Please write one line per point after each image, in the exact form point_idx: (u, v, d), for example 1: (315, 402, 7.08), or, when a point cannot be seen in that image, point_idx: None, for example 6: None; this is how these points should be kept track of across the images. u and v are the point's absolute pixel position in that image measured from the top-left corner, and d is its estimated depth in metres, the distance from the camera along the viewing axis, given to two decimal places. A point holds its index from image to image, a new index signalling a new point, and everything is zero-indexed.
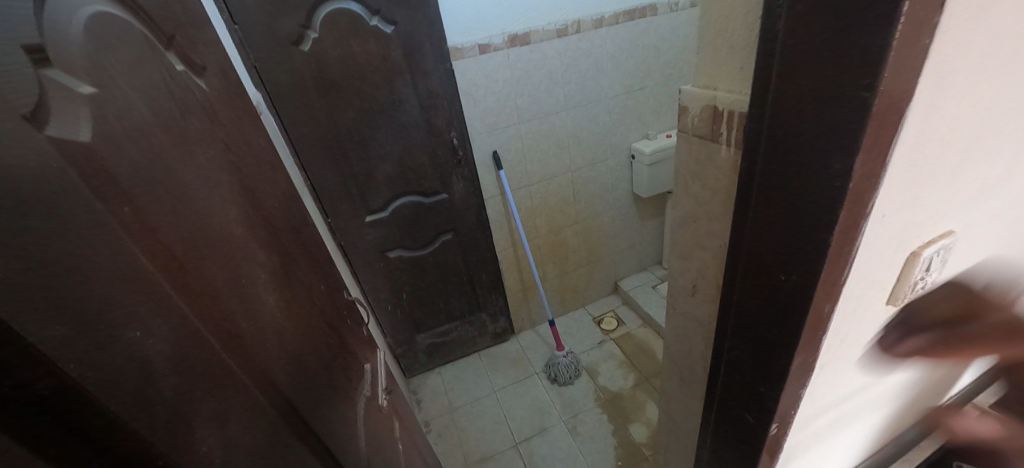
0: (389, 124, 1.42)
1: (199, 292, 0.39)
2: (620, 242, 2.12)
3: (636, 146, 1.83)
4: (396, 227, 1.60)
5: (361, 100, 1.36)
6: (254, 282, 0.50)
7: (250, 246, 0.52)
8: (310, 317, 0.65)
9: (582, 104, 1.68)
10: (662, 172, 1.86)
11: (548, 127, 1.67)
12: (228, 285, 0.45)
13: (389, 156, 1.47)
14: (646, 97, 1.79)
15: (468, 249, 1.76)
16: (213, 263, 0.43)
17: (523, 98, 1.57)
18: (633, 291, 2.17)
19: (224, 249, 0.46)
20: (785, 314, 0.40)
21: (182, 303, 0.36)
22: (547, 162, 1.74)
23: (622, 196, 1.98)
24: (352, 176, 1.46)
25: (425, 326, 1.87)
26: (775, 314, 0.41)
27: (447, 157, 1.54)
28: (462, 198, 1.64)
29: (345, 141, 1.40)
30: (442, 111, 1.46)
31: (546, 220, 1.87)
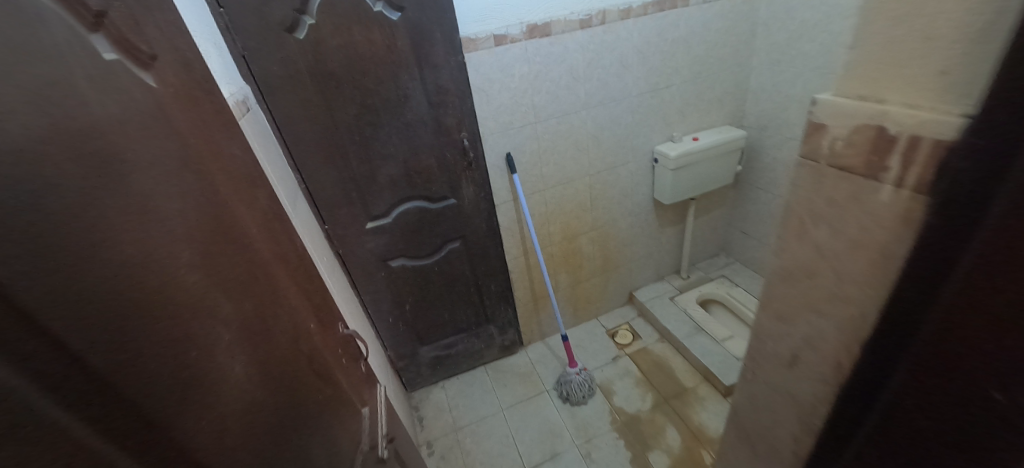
0: (393, 123, 1.28)
1: (98, 394, 0.27)
2: (638, 251, 1.98)
3: (660, 150, 1.68)
4: (400, 234, 1.47)
5: (362, 95, 1.22)
6: (213, 345, 0.38)
7: (209, 292, 0.39)
8: (294, 370, 0.52)
9: (604, 103, 1.53)
10: (687, 177, 1.71)
11: (566, 128, 1.52)
12: (174, 361, 0.33)
13: (393, 157, 1.33)
14: (673, 96, 1.64)
15: (477, 258, 1.63)
16: (144, 334, 0.31)
17: (540, 95, 1.42)
18: (649, 303, 2.03)
19: (161, 309, 0.33)
20: (953, 435, 0.28)
21: (70, 412, 0.25)
22: (564, 165, 1.59)
23: (642, 202, 1.84)
24: (352, 179, 1.33)
25: (428, 338, 1.74)
26: (945, 432, 0.28)
27: (457, 159, 1.40)
28: (471, 204, 1.50)
29: (344, 141, 1.27)
30: (452, 109, 1.32)
31: (560, 227, 1.73)
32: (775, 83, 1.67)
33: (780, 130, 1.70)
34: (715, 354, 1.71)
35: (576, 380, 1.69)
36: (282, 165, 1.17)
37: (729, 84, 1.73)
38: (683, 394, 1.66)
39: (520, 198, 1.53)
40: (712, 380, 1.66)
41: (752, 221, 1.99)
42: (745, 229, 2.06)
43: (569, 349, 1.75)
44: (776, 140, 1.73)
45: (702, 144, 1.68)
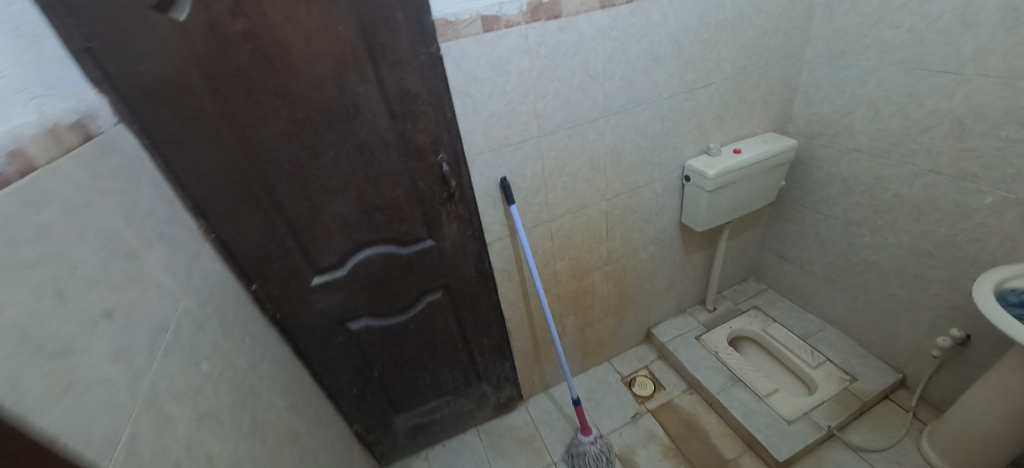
0: (339, 144, 0.89)
1: None
2: (659, 283, 1.65)
3: (694, 165, 1.33)
4: (359, 289, 1.10)
5: (289, 107, 0.83)
6: None
7: None
8: None
9: (627, 108, 1.16)
10: (726, 199, 1.37)
11: (579, 142, 1.15)
12: None
13: (342, 192, 0.95)
14: (711, 97, 1.29)
15: (464, 309, 1.27)
16: None
17: (546, 100, 1.05)
18: (673, 344, 1.70)
19: None
20: None
21: None
22: (576, 189, 1.24)
23: (667, 227, 1.50)
24: (284, 223, 0.95)
25: (405, 406, 1.39)
26: None
27: (435, 190, 1.03)
28: (454, 245, 1.14)
29: (268, 171, 0.88)
30: (425, 122, 0.94)
31: (569, 264, 1.39)
32: (836, 80, 1.32)
33: (841, 138, 1.36)
34: (760, 415, 1.40)
35: (591, 454, 1.35)
36: (168, 212, 0.79)
37: (777, 81, 1.38)
38: None
39: (519, 235, 1.16)
40: (757, 449, 1.36)
41: (792, 244, 1.68)
42: (782, 252, 1.74)
43: (581, 413, 1.41)
44: (834, 151, 1.40)
45: (748, 157, 1.33)
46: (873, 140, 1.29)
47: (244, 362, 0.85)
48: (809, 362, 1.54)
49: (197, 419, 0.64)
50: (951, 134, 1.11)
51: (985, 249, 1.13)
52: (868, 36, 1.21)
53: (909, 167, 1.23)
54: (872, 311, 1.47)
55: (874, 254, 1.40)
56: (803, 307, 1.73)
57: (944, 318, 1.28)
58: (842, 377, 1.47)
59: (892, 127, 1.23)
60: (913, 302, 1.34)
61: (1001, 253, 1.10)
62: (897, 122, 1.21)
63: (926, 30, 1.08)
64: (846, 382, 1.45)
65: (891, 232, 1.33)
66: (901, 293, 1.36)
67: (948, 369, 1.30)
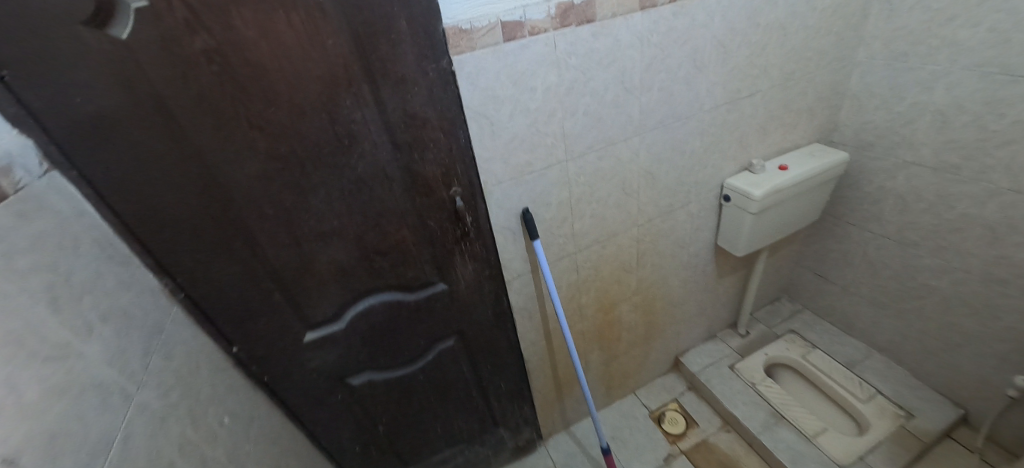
0: (331, 182, 0.73)
1: None
2: (689, 309, 1.50)
3: (736, 185, 1.17)
4: (360, 341, 0.95)
5: (268, 141, 0.67)
6: None
7: None
8: None
9: (665, 124, 1.01)
10: (770, 221, 1.22)
11: (610, 165, 1.00)
12: None
13: (337, 237, 0.79)
14: (755, 107, 1.13)
15: (480, 355, 1.12)
16: None
17: (575, 119, 0.89)
18: (704, 374, 1.56)
19: None
20: None
21: None
22: (604, 216, 1.08)
23: (701, 251, 1.35)
24: (268, 276, 0.79)
25: (414, 460, 1.24)
26: None
27: (446, 228, 0.87)
28: (469, 287, 0.98)
29: (245, 217, 0.72)
30: (435, 152, 0.78)
31: (595, 297, 1.24)
32: (894, 85, 1.17)
33: (899, 151, 1.21)
34: (809, 460, 1.25)
35: None
36: (119, 277, 0.63)
37: (825, 87, 1.23)
38: None
39: (543, 273, 1.01)
40: None
41: (833, 263, 1.53)
42: (821, 270, 1.60)
43: (609, 460, 1.27)
44: (889, 165, 1.25)
45: (796, 175, 1.18)
46: (938, 153, 1.13)
47: (220, 453, 0.70)
48: (857, 395, 1.39)
49: None
50: None
51: None
52: (936, 35, 1.05)
53: (983, 184, 1.07)
54: (928, 340, 1.33)
55: (934, 278, 1.25)
56: (845, 330, 1.59)
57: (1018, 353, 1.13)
58: (896, 413, 1.32)
59: (962, 138, 1.07)
60: (980, 334, 1.19)
61: None
62: (970, 133, 1.06)
63: (1012, 28, 0.93)
64: (902, 419, 1.30)
65: (955, 255, 1.18)
66: (965, 322, 1.22)
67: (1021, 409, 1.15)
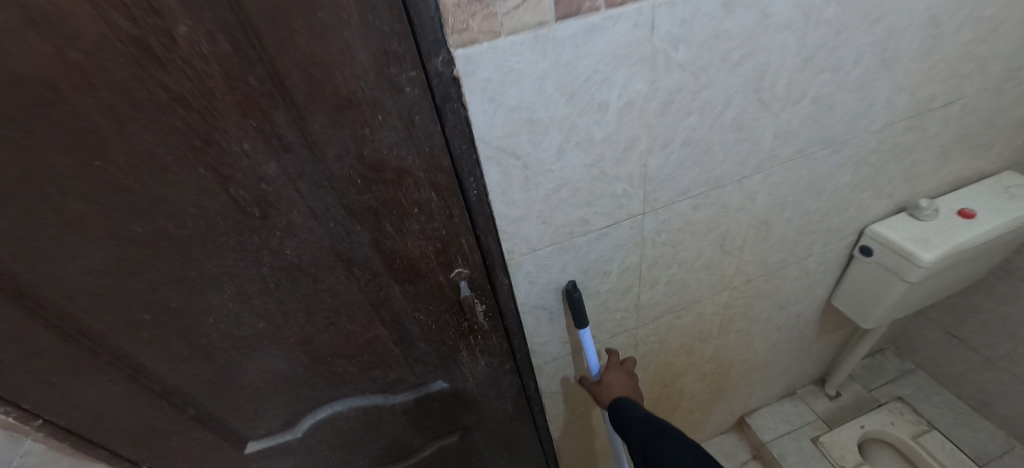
0: (243, 273, 0.43)
1: None
2: (770, 371, 1.16)
3: (891, 238, 0.76)
4: (326, 447, 0.69)
5: (108, 218, 0.36)
6: None
7: None
8: None
9: (807, 154, 0.61)
10: (928, 288, 0.82)
11: (709, 216, 0.63)
12: None
13: (268, 343, 0.51)
14: (945, 122, 0.70)
15: (492, 447, 0.84)
16: None
17: (668, 152, 0.52)
18: (778, 447, 1.23)
19: None
20: None
21: None
22: (685, 282, 0.72)
23: (807, 311, 0.97)
24: (171, 391, 0.53)
25: None
26: None
27: (444, 321, 0.56)
28: (480, 384, 0.68)
29: (108, 327, 0.44)
30: (422, 220, 0.45)
31: (653, 372, 0.91)
32: None
33: None
34: None
35: None
36: None
37: None
38: None
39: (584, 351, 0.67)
40: None
41: (980, 326, 1.11)
42: (955, 330, 1.17)
43: None
44: None
45: (992, 226, 0.75)
46: None
47: None
48: None
49: None
50: None
51: None
52: None
53: None
54: None
55: None
56: (981, 410, 1.19)
57: None
58: None
59: None
60: None
61: None
62: None
63: None
64: None
65: None
66: None
67: None
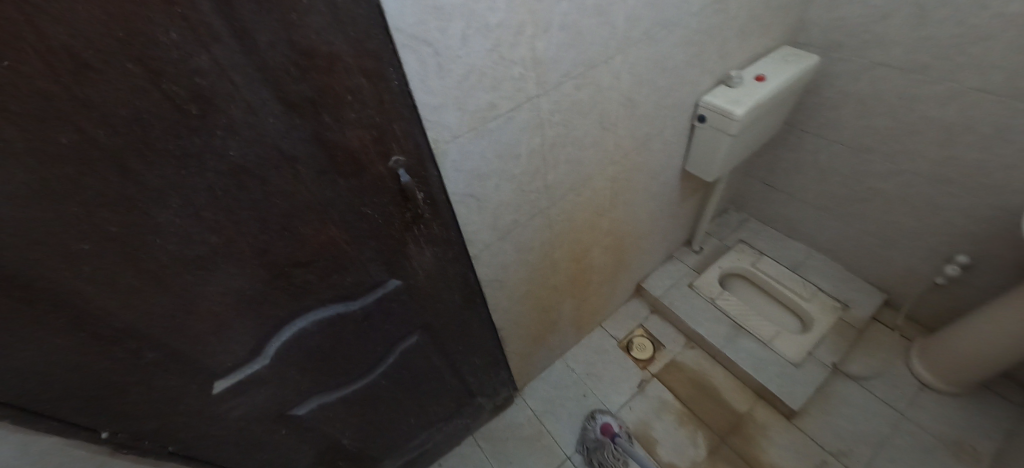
0: (187, 183, 0.44)
1: None
2: (654, 238, 1.44)
3: (715, 103, 1.02)
4: (297, 371, 0.71)
5: (21, 129, 0.33)
6: None
7: None
8: None
9: (651, 35, 0.79)
10: (746, 140, 1.11)
11: (588, 95, 0.78)
12: None
13: (223, 259, 0.52)
14: (740, 7, 0.94)
15: (450, 340, 0.95)
16: None
17: (549, 35, 0.64)
18: (668, 297, 1.54)
19: None
20: None
21: None
22: (580, 160, 0.88)
23: (671, 179, 1.24)
24: (123, 337, 0.50)
25: (389, 454, 1.10)
26: None
27: (390, 214, 0.63)
28: (430, 277, 0.77)
29: (38, 266, 0.40)
30: (356, 109, 0.51)
31: (569, 249, 1.08)
32: None
33: (865, 51, 1.12)
34: (770, 364, 1.33)
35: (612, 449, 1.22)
36: None
37: None
38: (740, 424, 1.28)
39: None
40: (770, 399, 1.30)
41: (783, 172, 1.51)
42: (768, 180, 1.59)
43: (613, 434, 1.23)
44: (854, 67, 1.16)
45: (776, 84, 1.05)
46: (909, 53, 1.05)
47: None
48: (802, 295, 1.47)
49: None
50: (1015, 44, 0.90)
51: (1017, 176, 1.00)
52: None
53: (948, 84, 1.02)
54: (867, 238, 1.38)
55: (881, 182, 1.26)
56: (789, 234, 1.63)
57: (947, 244, 1.20)
58: (835, 306, 1.43)
59: (937, 34, 0.99)
60: (916, 230, 1.25)
61: None
62: (947, 29, 0.97)
63: None
64: (840, 310, 1.41)
65: (909, 158, 1.17)
66: (903, 221, 1.27)
67: (941, 291, 1.28)
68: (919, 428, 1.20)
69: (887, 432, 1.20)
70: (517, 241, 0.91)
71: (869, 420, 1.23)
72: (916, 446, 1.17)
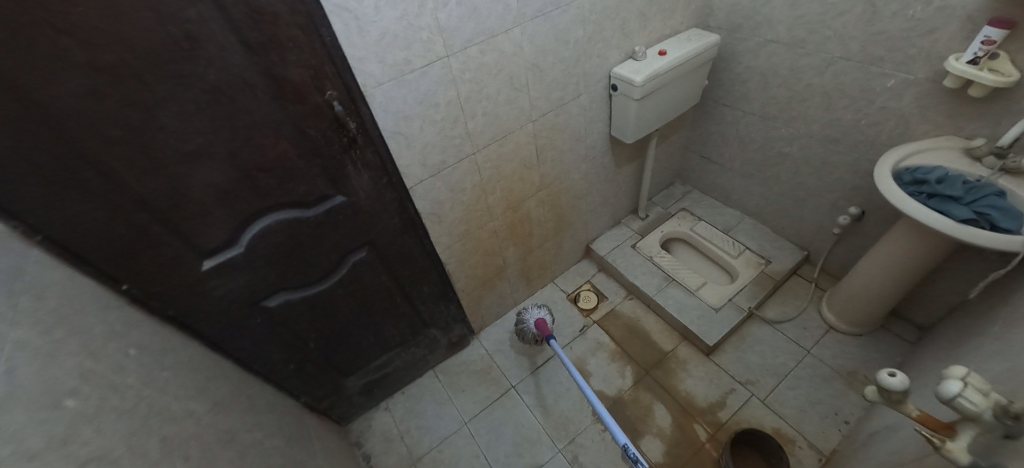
0: (181, 95, 0.68)
1: None
2: (594, 200, 1.63)
3: (620, 73, 1.23)
4: (265, 264, 0.94)
5: (82, 48, 0.57)
6: None
7: None
8: None
9: (544, 13, 1.01)
10: (654, 106, 1.31)
11: (494, 59, 1.00)
12: None
13: (206, 156, 0.75)
14: None
15: (396, 263, 1.17)
16: None
17: (447, 8, 0.86)
18: (611, 256, 1.73)
19: None
20: None
21: None
22: (496, 114, 1.10)
23: (598, 143, 1.44)
24: (137, 208, 0.73)
25: (353, 368, 1.31)
26: None
27: (329, 137, 0.86)
28: (369, 197, 0.99)
29: (84, 142, 0.64)
30: (297, 52, 0.74)
31: (503, 197, 1.30)
32: None
33: (759, 30, 1.31)
34: (693, 308, 1.50)
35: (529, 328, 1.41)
36: None
37: None
38: (664, 360, 1.45)
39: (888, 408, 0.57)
40: (692, 339, 1.47)
41: (714, 143, 1.70)
42: (704, 153, 1.77)
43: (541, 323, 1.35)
44: (753, 45, 1.35)
45: (674, 57, 1.25)
46: (791, 29, 1.23)
47: (133, 381, 0.69)
48: (730, 252, 1.64)
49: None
50: (862, 17, 1.06)
51: (882, 131, 1.16)
52: None
53: (822, 55, 1.19)
54: (783, 200, 1.56)
55: (786, 146, 1.43)
56: (725, 202, 1.81)
57: (843, 199, 1.36)
58: (758, 262, 1.59)
59: (808, 12, 1.17)
60: (817, 187, 1.41)
61: (897, 133, 1.13)
62: (813, 7, 1.15)
63: None
64: (762, 265, 1.58)
65: (803, 122, 1.34)
66: (807, 181, 1.44)
67: (844, 243, 1.43)
68: (820, 361, 1.34)
69: (791, 364, 1.35)
70: (448, 181, 1.13)
71: (777, 355, 1.38)
72: (814, 375, 1.31)
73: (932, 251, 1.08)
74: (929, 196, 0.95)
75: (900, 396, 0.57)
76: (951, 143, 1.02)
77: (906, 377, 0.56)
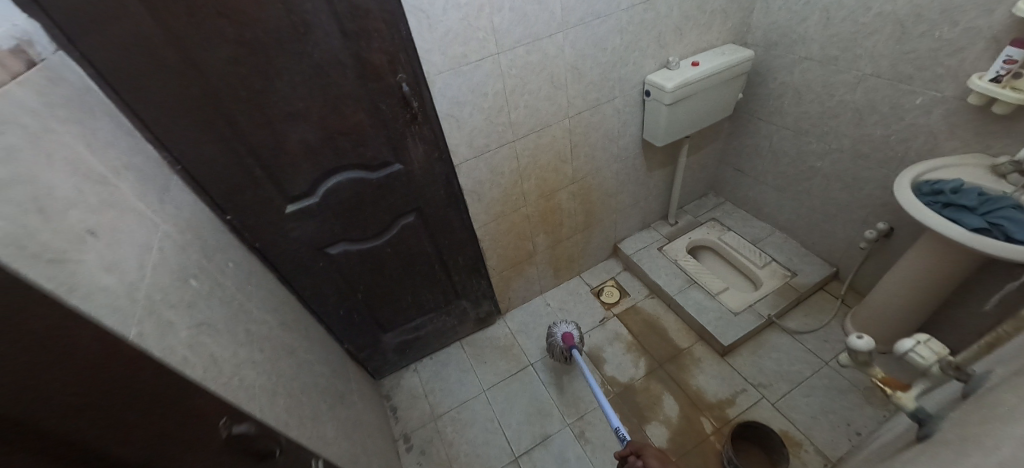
0: (292, 67, 0.88)
1: None
2: (624, 200, 1.73)
3: (654, 80, 1.34)
4: (333, 215, 1.13)
5: (234, 28, 0.79)
6: None
7: None
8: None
9: (586, 21, 1.15)
10: (685, 112, 1.41)
11: (538, 59, 1.15)
12: None
13: (303, 118, 0.95)
14: (670, 8, 1.26)
15: (438, 231, 1.33)
16: None
17: (501, 13, 1.03)
18: (636, 256, 1.80)
19: None
20: None
21: None
22: (537, 108, 1.25)
23: (630, 144, 1.55)
24: (248, 154, 0.94)
25: (391, 324, 1.47)
26: None
27: (396, 112, 1.04)
28: (422, 168, 1.17)
29: (223, 97, 0.85)
30: (380, 41, 0.93)
31: (537, 184, 1.43)
32: None
33: (794, 48, 1.38)
34: (713, 311, 1.54)
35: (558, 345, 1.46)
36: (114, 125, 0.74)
37: None
38: (679, 356, 1.50)
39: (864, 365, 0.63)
40: (708, 339, 1.50)
41: (747, 156, 1.75)
42: (737, 165, 1.82)
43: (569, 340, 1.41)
44: (788, 62, 1.42)
45: (706, 68, 1.35)
46: (824, 48, 1.29)
47: (230, 283, 0.88)
48: (757, 263, 1.66)
49: (195, 327, 0.69)
50: (893, 37, 1.12)
51: (912, 147, 1.19)
52: None
53: (854, 72, 1.25)
54: (814, 215, 1.57)
55: (818, 160, 1.47)
56: (757, 216, 1.84)
57: (873, 215, 1.37)
58: (784, 274, 1.61)
59: (841, 32, 1.23)
60: (848, 202, 1.43)
61: (927, 148, 1.16)
62: (845, 27, 1.21)
63: None
64: (788, 277, 1.59)
65: (834, 137, 1.38)
66: (838, 195, 1.45)
67: (873, 260, 1.42)
68: (839, 374, 1.34)
69: (808, 373, 1.36)
70: (489, 163, 1.28)
71: (794, 364, 1.39)
72: (829, 386, 1.31)
73: (955, 267, 1.09)
74: (945, 206, 0.98)
75: (865, 357, 0.64)
76: (978, 160, 1.04)
77: (869, 340, 0.63)
